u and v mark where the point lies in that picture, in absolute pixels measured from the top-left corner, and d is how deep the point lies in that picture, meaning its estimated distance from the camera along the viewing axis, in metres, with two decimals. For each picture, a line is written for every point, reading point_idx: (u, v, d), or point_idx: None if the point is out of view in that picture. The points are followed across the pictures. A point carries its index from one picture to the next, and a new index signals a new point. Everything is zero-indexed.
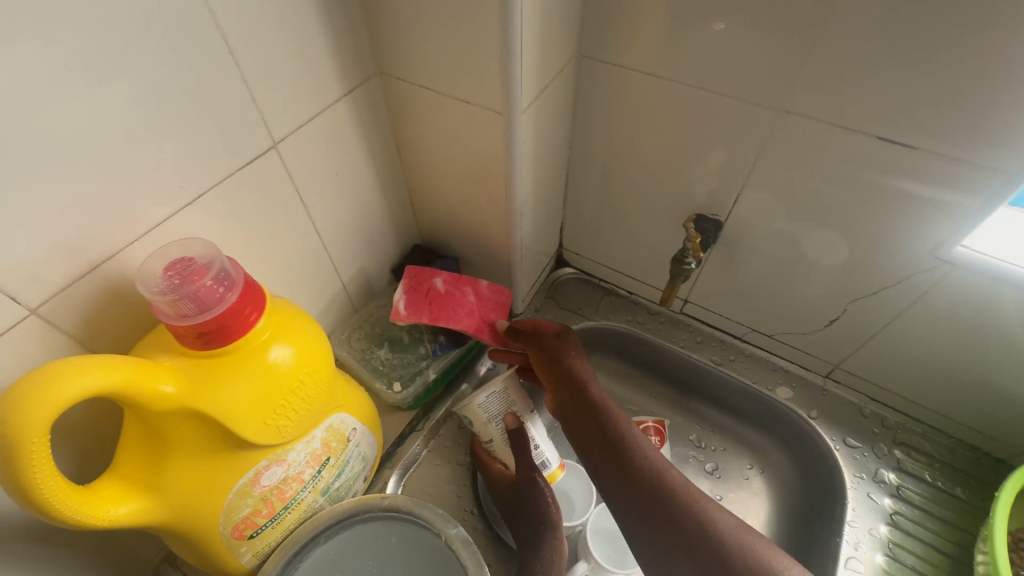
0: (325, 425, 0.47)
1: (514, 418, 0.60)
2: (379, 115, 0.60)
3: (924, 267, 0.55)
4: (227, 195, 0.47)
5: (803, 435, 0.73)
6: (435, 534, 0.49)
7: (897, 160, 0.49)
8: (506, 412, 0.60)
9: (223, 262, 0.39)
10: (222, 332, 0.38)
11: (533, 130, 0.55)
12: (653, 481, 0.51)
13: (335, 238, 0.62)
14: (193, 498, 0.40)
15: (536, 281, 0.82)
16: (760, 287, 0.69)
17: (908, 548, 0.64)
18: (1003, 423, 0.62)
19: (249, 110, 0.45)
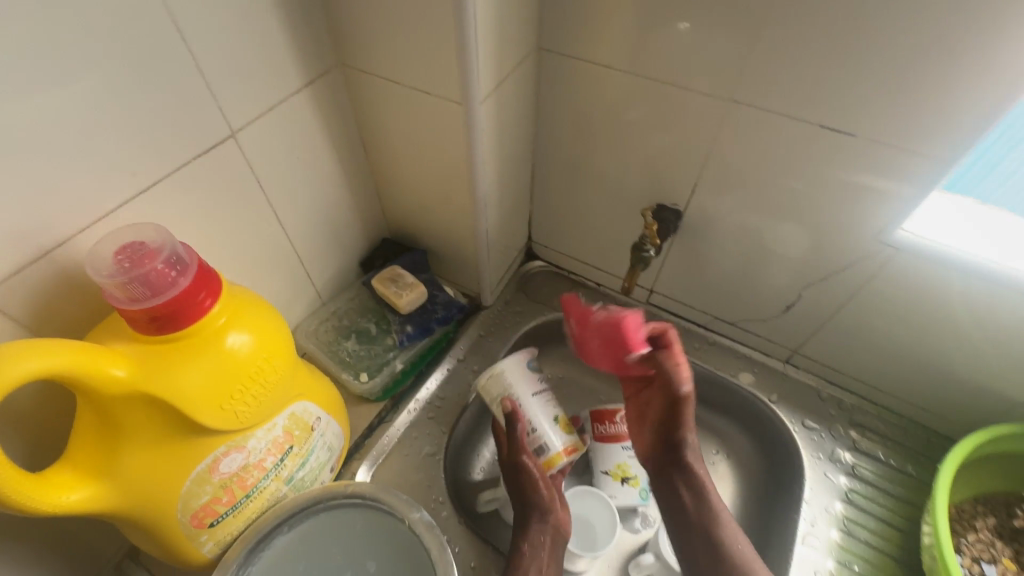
0: (286, 413, 0.48)
1: (508, 402, 0.63)
2: (342, 107, 0.60)
3: (871, 252, 0.57)
4: (184, 183, 0.47)
5: (766, 419, 0.73)
6: (399, 519, 0.51)
7: (837, 149, 0.52)
8: (503, 396, 0.63)
9: (177, 247, 0.39)
10: (176, 318, 0.38)
11: (494, 117, 0.56)
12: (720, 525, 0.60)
13: (299, 229, 0.62)
14: (150, 486, 0.40)
15: (506, 273, 0.83)
16: (719, 276, 0.71)
17: (863, 524, 0.64)
18: (942, 403, 0.66)
19: (207, 101, 0.46)
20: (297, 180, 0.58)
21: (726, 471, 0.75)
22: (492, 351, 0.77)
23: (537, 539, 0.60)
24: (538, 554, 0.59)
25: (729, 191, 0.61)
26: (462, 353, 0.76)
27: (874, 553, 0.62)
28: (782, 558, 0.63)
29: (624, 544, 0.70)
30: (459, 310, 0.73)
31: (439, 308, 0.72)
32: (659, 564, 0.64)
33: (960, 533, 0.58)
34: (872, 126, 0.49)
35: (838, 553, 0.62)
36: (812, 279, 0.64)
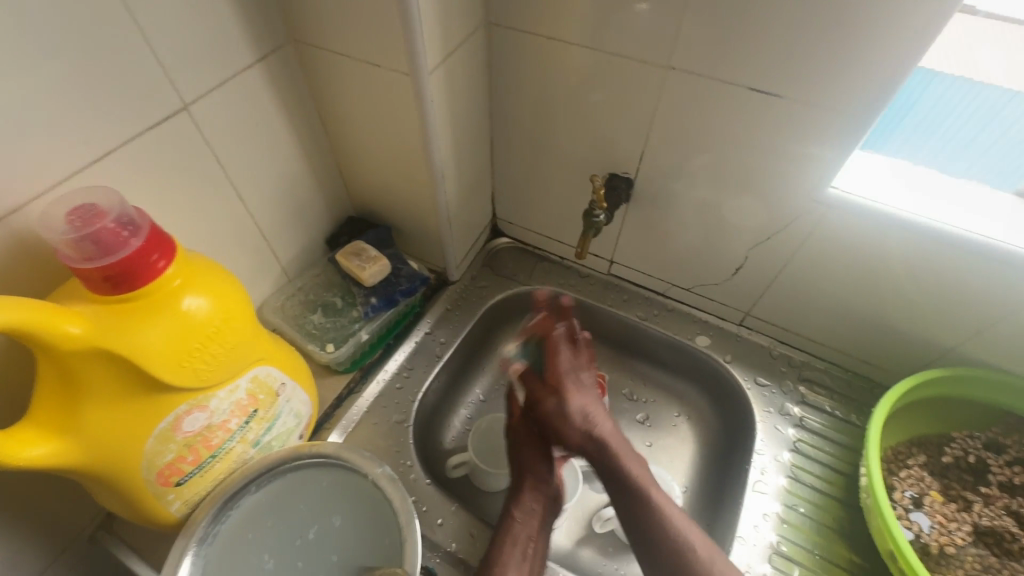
0: (249, 376, 0.50)
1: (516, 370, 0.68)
2: (299, 83, 0.62)
3: (808, 209, 0.60)
4: (141, 154, 0.48)
5: (721, 380, 0.77)
6: (363, 476, 0.53)
7: (768, 111, 0.55)
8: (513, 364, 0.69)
9: (128, 209, 0.41)
10: (129, 277, 0.40)
11: (444, 88, 0.58)
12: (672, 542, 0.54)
13: (262, 204, 0.63)
14: (113, 443, 0.42)
15: (471, 248, 0.85)
16: (672, 243, 0.74)
17: (809, 471, 0.67)
18: (880, 353, 0.70)
19: (159, 74, 0.47)
20: (256, 155, 0.60)
21: (687, 432, 0.79)
22: (459, 323, 0.79)
23: (529, 509, 0.61)
24: (527, 521, 0.59)
25: (676, 158, 0.64)
26: (429, 326, 0.78)
27: (820, 497, 0.66)
28: (734, 505, 0.66)
29: (590, 501, 0.72)
30: (422, 283, 0.76)
31: (403, 280, 0.75)
32: None
33: (893, 471, 0.62)
34: (796, 88, 0.52)
35: (786, 498, 0.65)
36: (757, 240, 0.67)
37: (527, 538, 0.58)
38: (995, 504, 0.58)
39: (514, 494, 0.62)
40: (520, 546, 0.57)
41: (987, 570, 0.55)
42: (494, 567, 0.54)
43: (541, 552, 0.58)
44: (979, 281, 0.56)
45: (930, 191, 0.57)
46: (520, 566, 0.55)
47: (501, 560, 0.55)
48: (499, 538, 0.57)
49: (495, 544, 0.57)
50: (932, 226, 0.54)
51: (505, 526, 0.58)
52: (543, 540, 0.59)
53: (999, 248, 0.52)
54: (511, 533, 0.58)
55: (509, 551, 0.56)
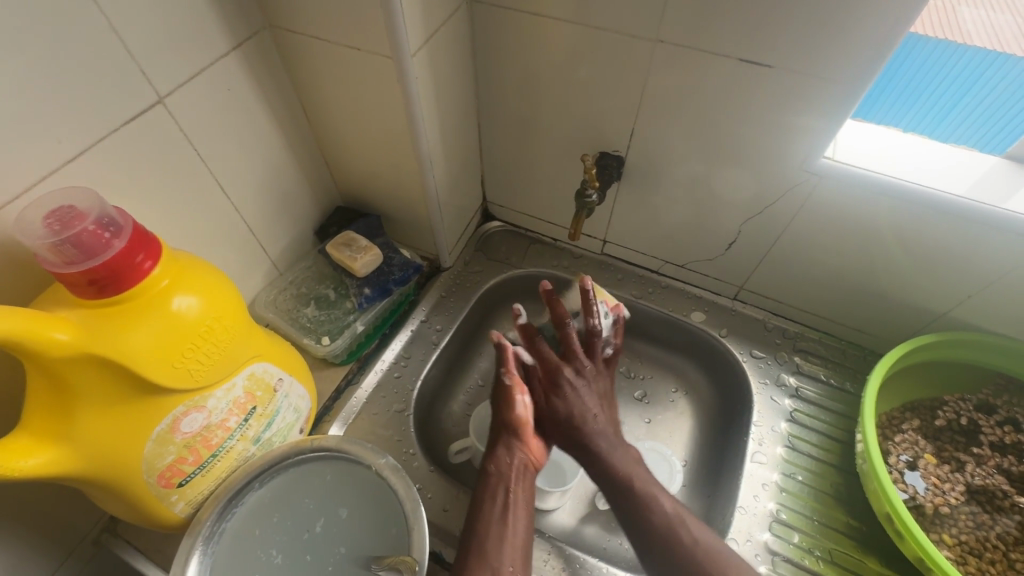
0: (245, 374, 0.50)
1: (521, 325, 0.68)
2: (277, 70, 0.60)
3: (801, 181, 0.60)
4: (118, 152, 0.47)
5: (717, 354, 0.78)
6: (366, 466, 0.54)
7: (758, 82, 0.54)
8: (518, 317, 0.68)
9: (109, 210, 0.40)
10: (116, 280, 0.39)
11: (427, 72, 0.57)
12: (663, 536, 0.53)
13: (247, 199, 0.62)
14: (108, 449, 0.42)
15: (463, 233, 0.84)
16: (665, 220, 0.74)
17: (805, 439, 0.68)
18: (871, 321, 0.70)
19: (129, 68, 0.45)
20: (237, 148, 0.58)
21: (684, 407, 0.80)
22: (454, 310, 0.79)
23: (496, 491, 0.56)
24: (504, 474, 0.58)
25: (666, 134, 0.63)
26: (425, 314, 0.77)
27: (817, 464, 0.67)
28: (734, 475, 0.67)
29: (592, 479, 0.73)
30: (415, 271, 0.75)
31: (396, 269, 0.74)
32: None
33: (888, 436, 0.63)
34: (786, 58, 0.51)
35: (783, 466, 0.67)
36: (749, 214, 0.67)
37: (506, 489, 0.56)
38: (988, 463, 0.60)
39: (492, 448, 0.61)
40: (501, 501, 0.55)
41: (979, 527, 0.57)
42: (477, 522, 0.54)
43: (525, 503, 0.57)
44: (968, 245, 0.56)
45: (922, 157, 0.57)
46: (501, 514, 0.54)
47: (481, 513, 0.54)
48: (482, 491, 0.56)
49: (475, 502, 0.56)
50: (924, 192, 0.54)
51: (484, 478, 0.58)
52: (528, 491, 0.58)
53: (989, 211, 0.52)
54: (489, 486, 0.57)
55: (490, 503, 0.55)
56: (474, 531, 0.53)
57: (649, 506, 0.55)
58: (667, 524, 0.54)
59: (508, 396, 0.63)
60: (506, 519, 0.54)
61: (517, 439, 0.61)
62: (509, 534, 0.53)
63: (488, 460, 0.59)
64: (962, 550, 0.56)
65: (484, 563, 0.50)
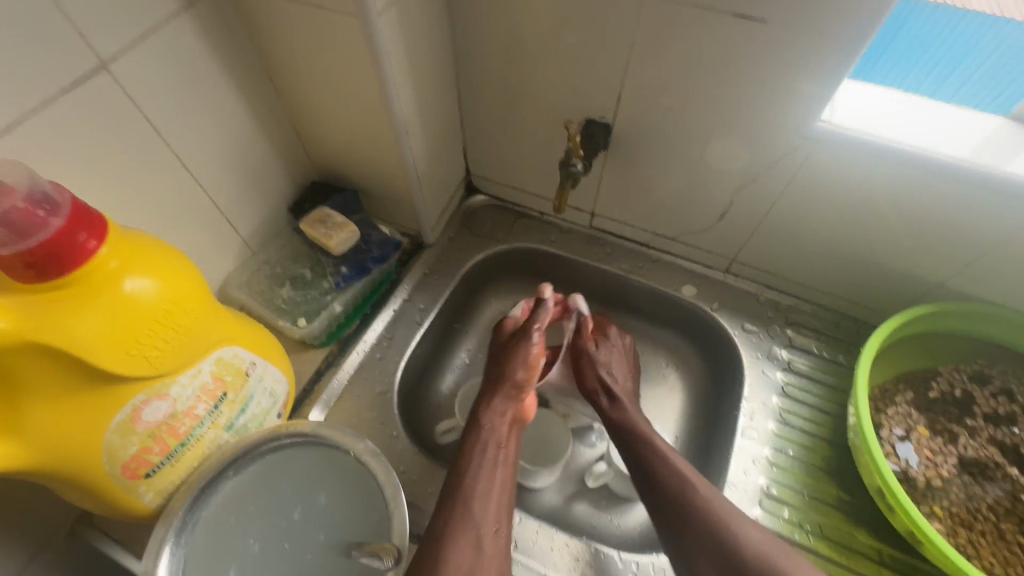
0: (213, 359, 0.47)
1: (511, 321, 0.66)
2: (235, 33, 0.55)
3: (796, 146, 0.57)
4: (57, 122, 0.43)
5: (709, 329, 0.76)
6: (344, 452, 0.52)
7: (752, 39, 0.50)
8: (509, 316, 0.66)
9: (44, 186, 0.37)
10: (57, 262, 0.36)
11: (397, 32, 0.53)
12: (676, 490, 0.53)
13: (211, 174, 0.58)
14: (63, 440, 0.40)
15: (446, 208, 0.81)
16: (655, 191, 0.71)
17: (797, 413, 0.67)
18: (865, 292, 0.69)
19: (61, 28, 0.41)
20: (196, 119, 0.54)
21: (675, 381, 0.79)
22: (438, 288, 0.76)
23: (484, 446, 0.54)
24: (496, 428, 0.56)
25: (656, 100, 0.60)
26: (408, 292, 0.75)
27: (808, 438, 0.66)
28: (724, 450, 0.66)
29: (581, 458, 0.72)
30: (394, 248, 0.72)
31: (373, 247, 0.71)
32: (612, 471, 0.67)
33: (881, 409, 0.62)
34: (783, 12, 0.48)
35: (774, 441, 0.65)
36: (742, 182, 0.64)
37: (496, 446, 0.54)
38: (981, 435, 0.59)
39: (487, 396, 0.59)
40: (492, 455, 0.54)
41: (971, 499, 0.56)
42: (462, 477, 0.51)
43: (509, 462, 0.55)
44: (968, 211, 0.54)
45: (923, 120, 0.54)
46: (488, 472, 0.52)
47: (467, 466, 0.52)
48: (470, 443, 0.54)
49: (463, 452, 0.54)
50: (924, 155, 0.51)
51: (473, 430, 0.56)
52: (515, 447, 0.57)
53: (992, 175, 0.50)
54: (481, 439, 0.55)
55: (478, 458, 0.53)
56: (458, 486, 0.51)
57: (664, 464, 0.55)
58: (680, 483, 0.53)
59: (524, 348, 0.61)
60: (494, 474, 0.52)
61: (518, 391, 0.59)
62: (494, 493, 0.51)
63: (483, 411, 0.57)
64: (952, 522, 0.55)
65: (466, 523, 0.48)
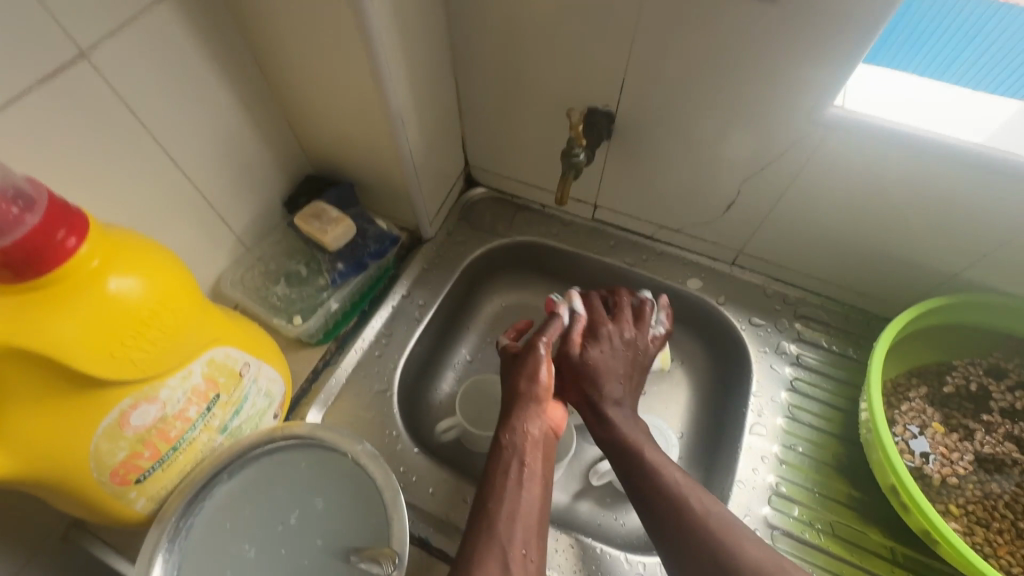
0: (205, 360, 0.46)
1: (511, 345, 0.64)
2: (222, 20, 0.53)
3: (806, 133, 0.55)
4: (34, 115, 0.41)
5: (715, 323, 0.74)
6: (342, 454, 0.50)
7: (761, 21, 0.48)
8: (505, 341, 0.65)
9: (19, 183, 0.35)
10: (35, 262, 0.34)
11: (389, 18, 0.51)
12: (672, 503, 0.52)
13: (200, 168, 0.56)
14: (49, 446, 0.38)
15: (444, 201, 0.79)
16: (660, 182, 0.69)
17: (807, 409, 0.66)
18: (876, 284, 0.67)
19: (35, 13, 0.39)
20: (184, 112, 0.52)
21: (681, 376, 0.77)
22: (438, 284, 0.74)
23: (507, 468, 0.53)
24: (520, 446, 0.54)
25: (660, 87, 0.58)
26: (406, 288, 0.73)
27: (818, 434, 0.64)
28: (732, 448, 0.65)
29: (585, 455, 0.71)
30: (392, 243, 0.70)
31: (371, 242, 0.69)
32: None
33: (894, 405, 0.60)
34: None
35: (784, 438, 0.64)
36: (750, 171, 0.62)
37: (520, 465, 0.53)
38: (997, 431, 0.57)
39: (507, 416, 0.57)
40: (517, 476, 0.52)
41: (987, 496, 0.55)
42: (488, 502, 0.50)
43: (540, 480, 0.53)
44: (986, 199, 0.52)
45: (940, 105, 0.52)
46: (514, 494, 0.51)
47: (493, 491, 0.51)
48: (493, 466, 0.53)
49: (488, 475, 0.53)
50: (941, 141, 0.49)
51: (496, 453, 0.54)
52: (544, 462, 0.55)
53: (1012, 161, 0.48)
54: (504, 460, 0.53)
55: (503, 480, 0.52)
56: (483, 511, 0.50)
57: (658, 474, 0.54)
58: (677, 494, 0.52)
59: (534, 360, 0.59)
60: (522, 496, 0.51)
61: (535, 407, 0.57)
62: (522, 514, 0.50)
63: (503, 430, 0.55)
64: (968, 520, 0.54)
65: (493, 545, 0.47)
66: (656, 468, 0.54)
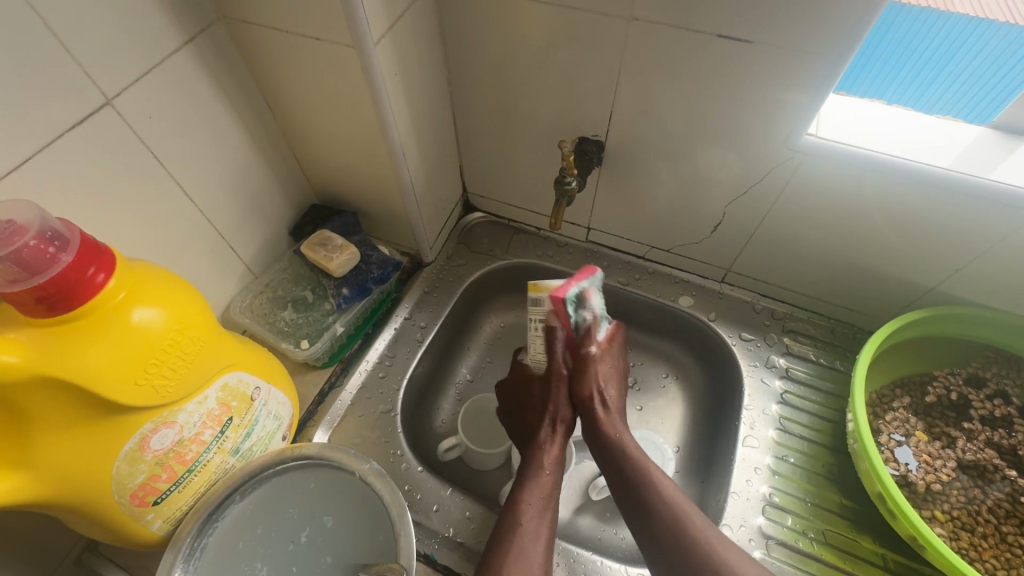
0: (219, 385, 0.48)
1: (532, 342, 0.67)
2: (235, 65, 0.57)
3: (783, 159, 0.58)
4: (65, 159, 0.44)
5: (707, 339, 0.77)
6: (350, 473, 0.52)
7: (737, 59, 0.52)
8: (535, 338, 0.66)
9: (52, 223, 0.38)
10: (66, 297, 0.37)
11: (392, 61, 0.54)
12: (664, 514, 0.52)
13: (214, 202, 0.59)
14: (76, 469, 0.40)
15: (444, 227, 0.82)
16: (648, 205, 0.72)
17: (797, 420, 0.68)
18: (859, 298, 0.70)
19: (67, 67, 0.42)
20: (200, 151, 0.56)
21: (676, 392, 0.79)
22: (438, 305, 0.77)
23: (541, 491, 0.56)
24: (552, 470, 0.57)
25: (646, 117, 0.62)
26: (408, 311, 0.76)
27: (809, 445, 0.67)
28: (726, 460, 0.67)
29: (585, 471, 0.73)
30: (394, 268, 0.73)
31: (374, 267, 0.72)
32: None
33: (879, 415, 0.63)
34: (764, 32, 0.49)
35: (776, 449, 0.66)
36: (733, 194, 0.65)
37: (550, 490, 0.56)
38: (978, 438, 0.59)
39: (539, 442, 0.60)
40: (542, 494, 0.55)
41: (971, 502, 0.57)
42: (516, 521, 0.53)
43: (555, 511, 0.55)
44: (955, 218, 0.55)
45: (907, 131, 0.55)
46: (544, 516, 0.54)
47: (519, 509, 0.54)
48: (523, 485, 0.56)
49: (520, 490, 0.56)
50: (908, 166, 0.53)
51: (527, 468, 0.58)
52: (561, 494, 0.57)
53: (975, 184, 0.51)
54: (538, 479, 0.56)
55: (527, 498, 0.55)
56: (510, 529, 0.52)
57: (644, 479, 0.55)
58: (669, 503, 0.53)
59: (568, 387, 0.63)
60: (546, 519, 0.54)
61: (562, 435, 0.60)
62: (544, 532, 0.53)
63: (539, 453, 0.59)
64: (954, 526, 0.56)
65: (521, 563, 0.49)
66: (647, 477, 0.55)
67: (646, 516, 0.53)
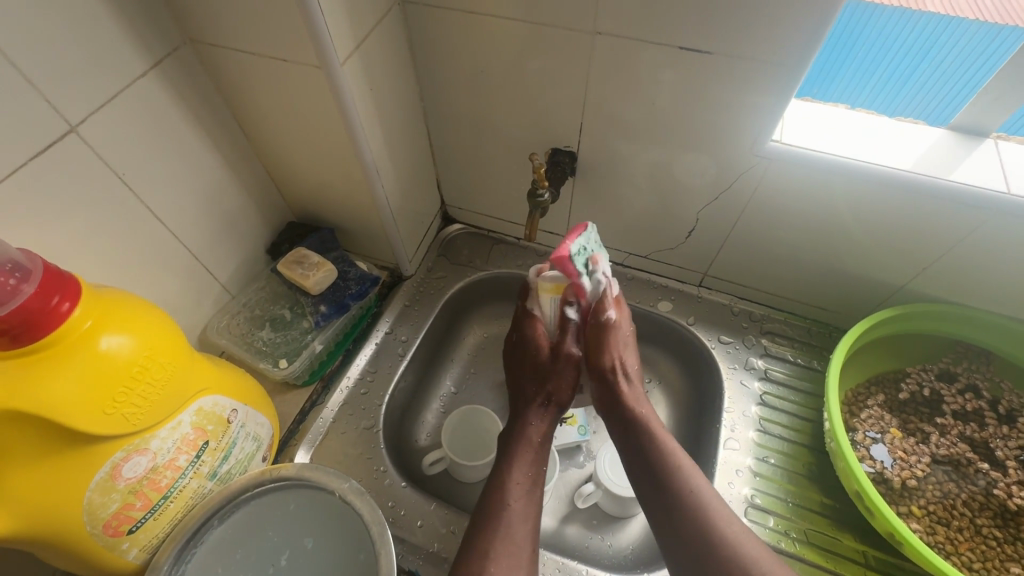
0: (194, 409, 0.48)
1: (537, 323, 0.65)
2: (204, 88, 0.57)
3: (752, 164, 0.59)
4: (31, 189, 0.44)
5: (687, 343, 0.77)
6: (329, 492, 0.51)
7: (701, 69, 0.53)
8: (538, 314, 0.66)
9: (14, 257, 0.38)
10: (30, 328, 0.36)
11: (361, 79, 0.55)
12: (703, 531, 0.50)
13: (187, 224, 0.59)
14: (47, 501, 0.40)
15: (423, 240, 0.83)
16: (624, 212, 0.73)
17: (777, 421, 0.69)
18: (833, 298, 0.71)
19: (27, 96, 0.42)
20: (171, 175, 0.56)
21: (659, 396, 0.80)
22: (419, 319, 0.77)
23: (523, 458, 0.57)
24: (534, 437, 0.59)
25: (616, 127, 0.62)
26: (389, 325, 0.75)
27: (789, 445, 0.67)
28: (708, 464, 0.67)
29: (571, 480, 0.73)
30: (372, 284, 0.73)
31: (352, 283, 0.72)
32: (600, 491, 0.66)
33: (854, 413, 0.64)
34: (725, 43, 0.51)
35: (756, 450, 0.67)
36: (706, 200, 0.66)
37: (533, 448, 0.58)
38: (951, 432, 0.61)
39: (518, 412, 0.62)
40: (528, 471, 0.56)
41: (946, 496, 0.58)
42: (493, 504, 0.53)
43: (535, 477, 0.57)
44: (919, 217, 0.56)
45: (869, 136, 0.57)
46: (528, 485, 0.55)
47: (506, 487, 0.54)
48: (507, 456, 0.57)
49: (506, 456, 0.57)
50: (868, 170, 0.54)
51: (515, 444, 0.58)
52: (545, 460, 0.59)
53: (934, 185, 0.52)
54: (521, 445, 0.58)
55: (516, 477, 0.55)
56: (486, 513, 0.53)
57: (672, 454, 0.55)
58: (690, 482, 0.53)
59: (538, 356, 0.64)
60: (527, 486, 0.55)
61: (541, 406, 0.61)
62: (532, 515, 0.53)
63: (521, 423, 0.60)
64: (930, 520, 0.57)
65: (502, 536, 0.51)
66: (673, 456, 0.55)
67: (673, 535, 0.51)
